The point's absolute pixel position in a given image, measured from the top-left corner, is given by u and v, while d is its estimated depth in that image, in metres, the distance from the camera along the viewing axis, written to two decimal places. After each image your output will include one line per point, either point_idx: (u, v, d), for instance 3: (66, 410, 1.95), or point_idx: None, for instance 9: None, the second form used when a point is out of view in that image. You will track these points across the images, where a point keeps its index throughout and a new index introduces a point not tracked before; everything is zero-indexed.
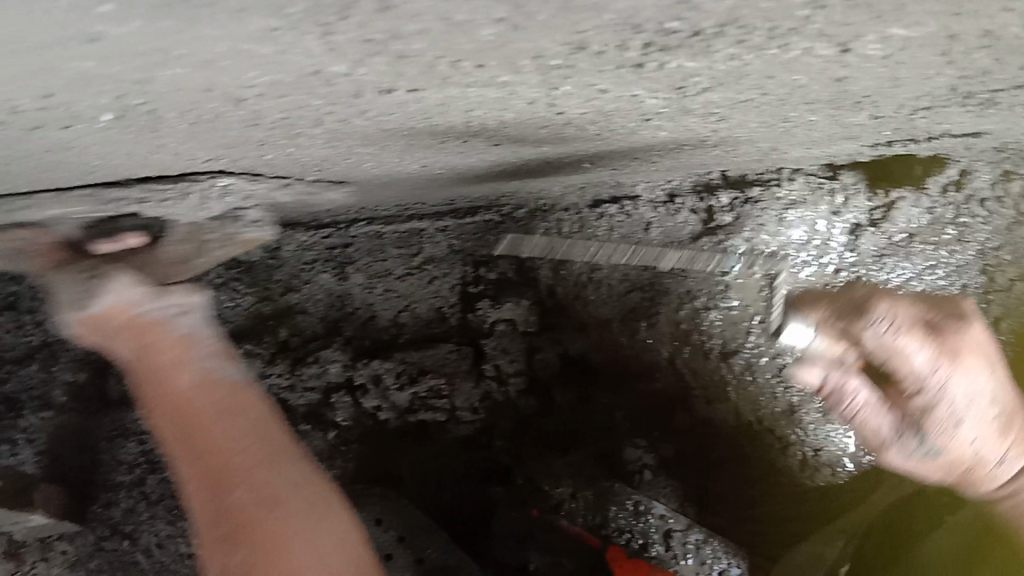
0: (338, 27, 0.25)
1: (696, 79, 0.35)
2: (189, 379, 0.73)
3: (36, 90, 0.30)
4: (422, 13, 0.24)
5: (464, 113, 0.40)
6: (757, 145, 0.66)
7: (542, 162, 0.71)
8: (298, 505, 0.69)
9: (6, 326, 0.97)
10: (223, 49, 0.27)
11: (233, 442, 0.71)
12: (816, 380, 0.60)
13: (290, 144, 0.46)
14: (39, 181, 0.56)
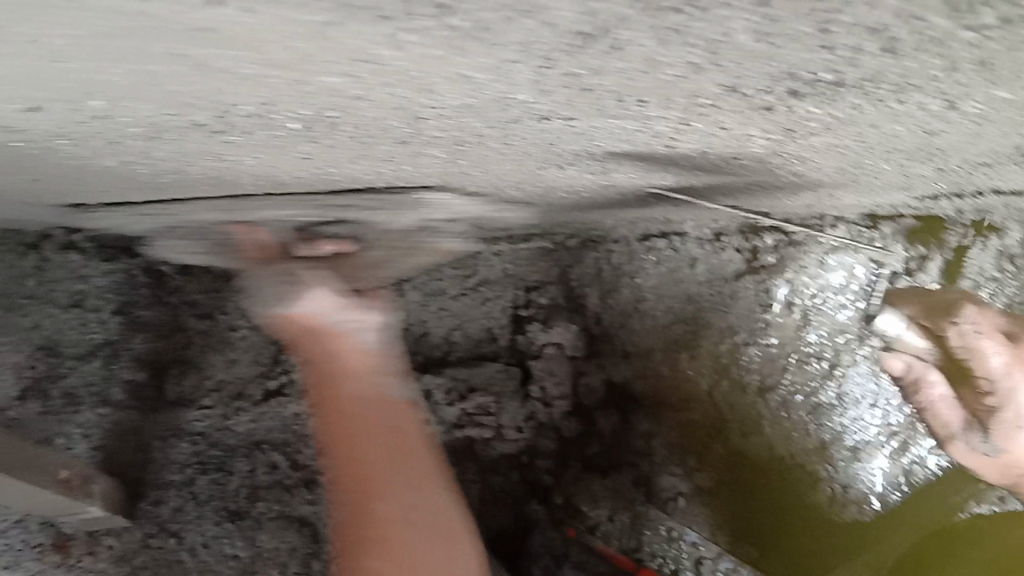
0: (550, 75, 0.29)
1: (811, 124, 0.39)
2: (369, 386, 0.71)
3: (256, 103, 0.33)
4: (626, 67, 0.28)
5: (585, 142, 0.45)
6: (819, 189, 0.72)
7: (614, 196, 0.76)
8: (427, 530, 0.64)
9: (70, 322, 0.98)
10: (445, 86, 0.31)
11: (392, 459, 0.66)
12: (902, 367, 0.76)
13: (414, 160, 0.51)
14: (152, 184, 0.59)
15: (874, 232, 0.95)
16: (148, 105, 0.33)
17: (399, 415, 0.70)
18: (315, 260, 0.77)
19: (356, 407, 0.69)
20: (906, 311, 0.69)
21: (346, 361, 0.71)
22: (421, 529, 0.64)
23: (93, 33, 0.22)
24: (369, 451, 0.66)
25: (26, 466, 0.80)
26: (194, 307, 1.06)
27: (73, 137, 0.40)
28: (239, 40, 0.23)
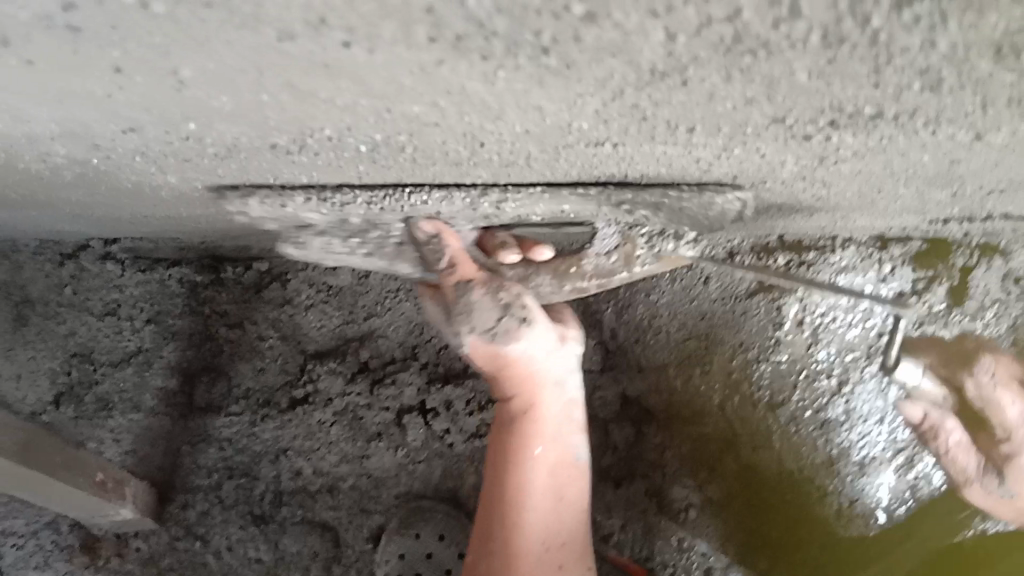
0: (613, 107, 0.32)
1: (842, 151, 0.42)
2: (549, 426, 0.74)
3: (330, 132, 0.36)
4: (684, 100, 0.31)
5: (625, 167, 0.47)
6: (838, 212, 0.74)
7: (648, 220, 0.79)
8: (557, 548, 0.73)
9: (106, 330, 1.02)
10: (513, 116, 0.33)
11: (547, 487, 0.73)
12: (919, 414, 0.75)
13: (456, 182, 0.54)
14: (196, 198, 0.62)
15: (883, 254, 0.99)
16: (239, 128, 0.35)
17: (565, 454, 0.75)
18: (520, 281, 0.70)
19: (558, 451, 0.74)
20: (924, 360, 0.71)
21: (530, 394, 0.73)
22: (547, 534, 0.72)
23: (242, 61, 0.27)
24: (531, 472, 0.73)
25: (65, 462, 0.86)
26: (224, 316, 1.05)
27: (151, 155, 0.43)
28: (356, 71, 0.27)
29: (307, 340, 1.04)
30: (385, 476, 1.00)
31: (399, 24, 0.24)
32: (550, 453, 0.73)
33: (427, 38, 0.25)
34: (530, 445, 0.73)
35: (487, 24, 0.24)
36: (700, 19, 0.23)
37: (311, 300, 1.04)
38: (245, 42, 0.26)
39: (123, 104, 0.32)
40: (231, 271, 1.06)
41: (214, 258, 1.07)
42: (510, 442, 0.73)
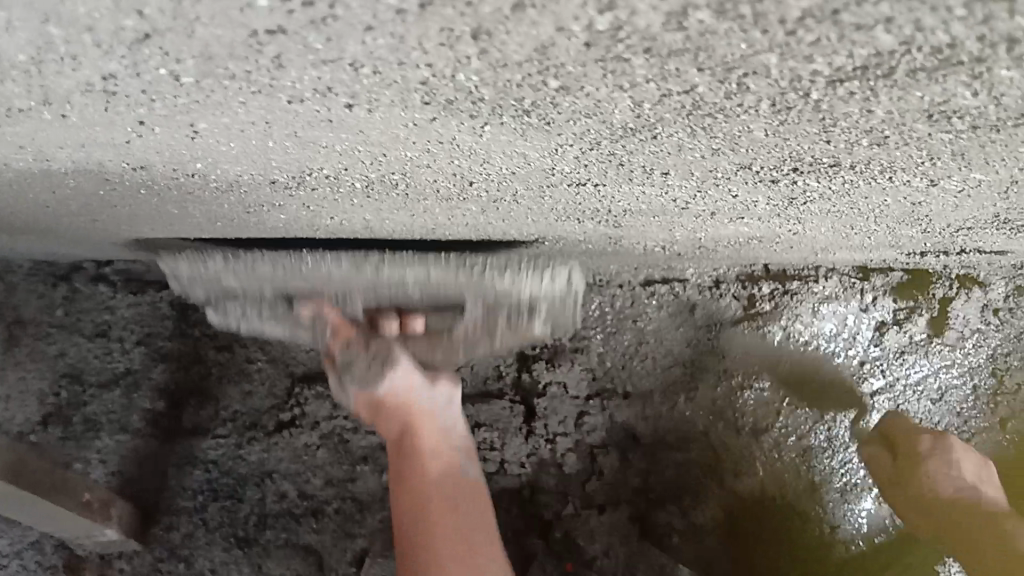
0: (592, 154, 0.34)
1: (809, 194, 0.45)
2: (439, 443, 0.80)
3: (327, 171, 0.38)
4: (660, 150, 0.33)
5: (608, 203, 0.50)
6: (813, 245, 0.78)
7: (637, 248, 0.82)
8: (483, 539, 0.75)
9: (95, 351, 1.03)
10: (498, 159, 0.36)
11: (452, 490, 0.76)
12: None
13: (447, 213, 0.57)
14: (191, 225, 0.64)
15: (865, 283, 1.10)
16: (242, 167, 0.38)
17: (459, 467, 0.79)
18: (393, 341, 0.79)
19: (453, 467, 0.79)
20: None
21: (416, 416, 0.79)
22: (467, 527, 0.75)
23: (261, 117, 0.30)
24: (430, 480, 0.76)
25: (49, 487, 0.87)
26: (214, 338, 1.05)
27: (155, 188, 0.45)
28: (356, 125, 0.30)
29: (296, 364, 1.05)
30: (370, 500, 1.03)
31: (397, 92, 0.28)
32: (446, 465, 0.78)
33: (421, 103, 0.28)
34: (424, 458, 0.77)
35: (474, 92, 0.27)
36: (660, 91, 0.26)
37: None
38: (257, 104, 0.29)
39: (137, 148, 0.34)
40: None
41: None
42: (404, 464, 0.77)
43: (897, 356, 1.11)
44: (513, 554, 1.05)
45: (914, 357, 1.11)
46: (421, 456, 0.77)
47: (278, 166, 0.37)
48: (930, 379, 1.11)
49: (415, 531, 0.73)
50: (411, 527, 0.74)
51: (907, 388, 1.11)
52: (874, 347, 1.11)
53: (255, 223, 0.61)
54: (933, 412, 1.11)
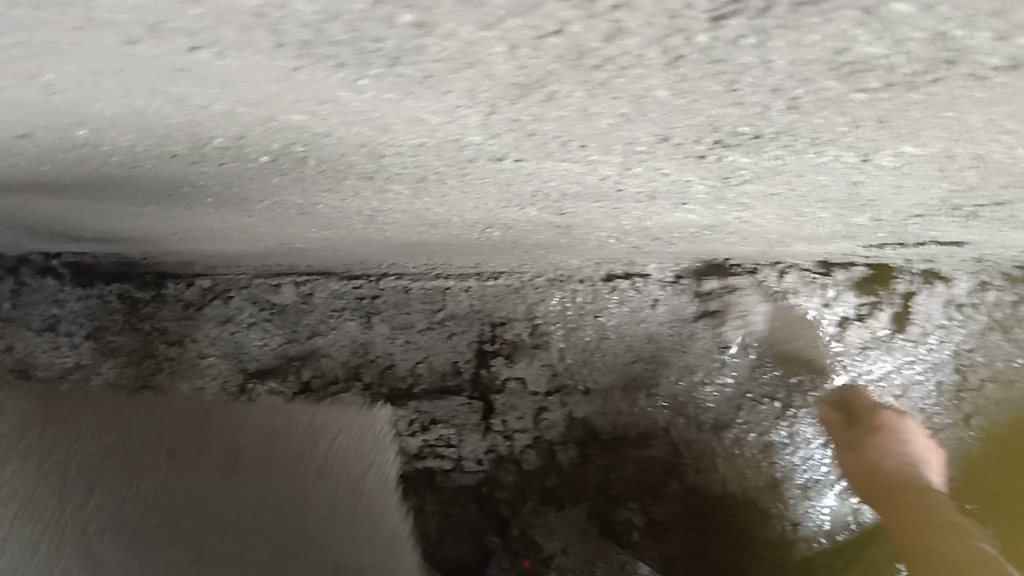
0: (493, 119, 0.32)
1: (742, 172, 0.43)
2: None
3: (223, 138, 0.36)
4: (565, 116, 0.31)
5: (540, 183, 0.48)
6: (767, 236, 0.76)
7: (588, 239, 0.80)
8: None
9: (42, 346, 0.99)
10: (399, 124, 0.33)
11: None
12: None
13: (377, 195, 0.54)
14: (106, 207, 0.60)
15: (827, 279, 1.07)
16: (129, 134, 0.35)
17: None
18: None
19: None
20: None
21: None
22: None
23: (106, 65, 0.27)
24: None
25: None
26: (166, 334, 1.01)
27: (52, 160, 0.42)
28: (218, 77, 0.27)
29: (249, 358, 1.02)
30: None
31: (242, 30, 0.24)
32: None
33: (275, 46, 0.25)
34: None
35: (324, 31, 0.24)
36: (534, 32, 0.23)
37: (253, 318, 1.03)
38: (93, 48, 0.26)
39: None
40: (175, 286, 1.02)
41: (157, 273, 1.02)
42: None
43: (860, 352, 1.11)
44: (470, 552, 1.07)
45: (876, 352, 1.11)
46: None
47: (169, 130, 0.34)
48: (892, 377, 1.12)
49: None
50: None
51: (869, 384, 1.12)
52: (837, 343, 1.10)
53: (177, 202, 0.57)
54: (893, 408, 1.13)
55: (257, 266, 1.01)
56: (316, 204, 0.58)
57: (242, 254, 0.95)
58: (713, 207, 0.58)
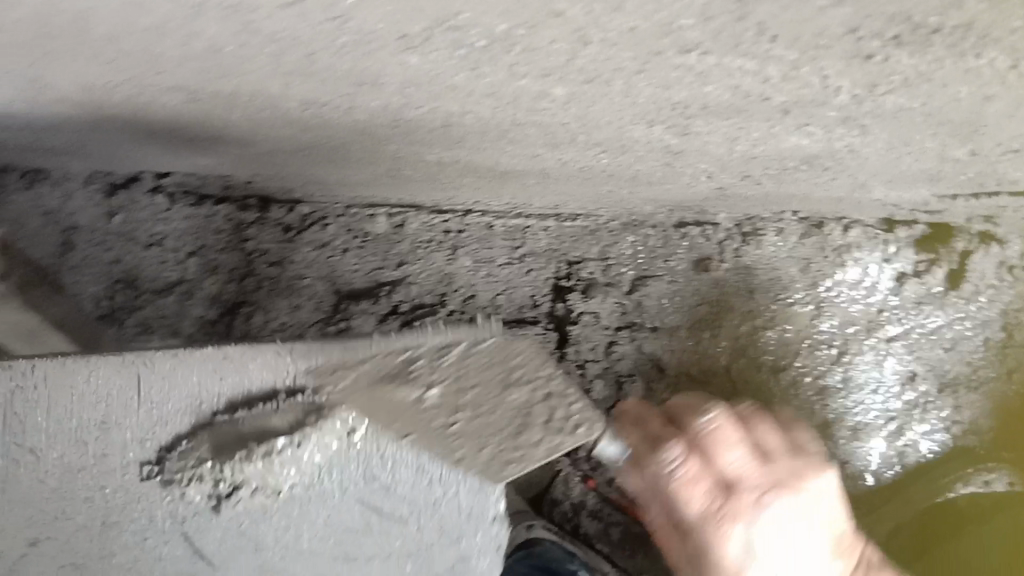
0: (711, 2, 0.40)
1: (893, 77, 0.50)
2: None
3: (463, 16, 0.43)
4: None
5: (696, 86, 0.53)
6: (854, 175, 0.82)
7: (683, 176, 0.86)
8: None
9: (152, 259, 1.07)
10: (628, 8, 0.41)
11: None
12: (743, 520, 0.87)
13: (532, 105, 0.61)
14: (274, 111, 0.68)
15: (890, 235, 1.14)
16: (389, 6, 0.43)
17: None
18: None
19: None
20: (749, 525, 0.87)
21: None
22: None
23: None
24: None
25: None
26: (266, 255, 1.09)
27: (285, 43, 0.49)
28: None
29: (342, 280, 1.10)
30: None
31: None
32: None
33: None
34: None
35: None
36: None
37: (348, 245, 1.11)
38: None
39: None
40: (277, 211, 1.10)
41: (261, 197, 1.09)
42: None
43: (914, 306, 1.16)
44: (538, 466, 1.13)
45: (930, 308, 1.16)
46: None
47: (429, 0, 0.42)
48: (944, 332, 1.16)
49: None
50: None
51: (922, 336, 1.16)
52: (894, 297, 1.16)
53: (342, 105, 0.65)
54: (944, 361, 1.16)
55: (355, 196, 1.08)
56: (473, 122, 0.68)
57: (345, 183, 1.03)
58: (832, 131, 0.64)
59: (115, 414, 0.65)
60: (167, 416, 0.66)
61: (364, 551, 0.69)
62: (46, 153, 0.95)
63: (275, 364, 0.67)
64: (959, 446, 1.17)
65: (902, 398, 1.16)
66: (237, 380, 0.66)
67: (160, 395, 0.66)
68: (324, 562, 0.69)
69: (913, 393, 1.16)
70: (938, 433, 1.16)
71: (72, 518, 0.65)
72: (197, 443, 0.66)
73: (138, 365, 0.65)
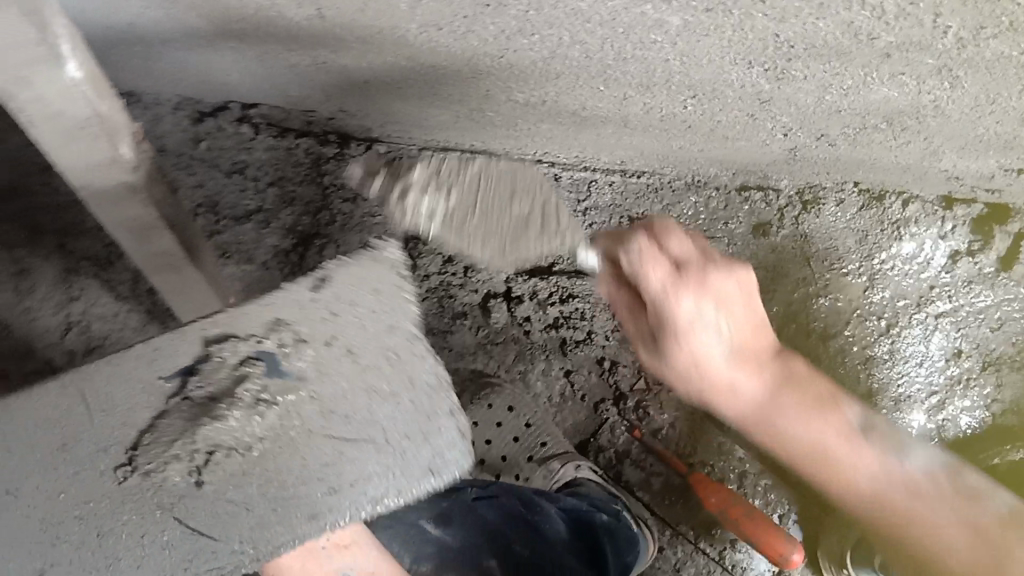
0: None
1: (1004, 16, 0.55)
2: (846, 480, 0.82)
3: None
4: None
5: (809, 20, 0.57)
6: (927, 136, 0.86)
7: (760, 131, 0.90)
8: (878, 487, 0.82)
9: (231, 187, 1.11)
10: None
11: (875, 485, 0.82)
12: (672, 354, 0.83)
13: (644, 38, 0.65)
14: (391, 32, 0.71)
15: (947, 212, 1.18)
16: None
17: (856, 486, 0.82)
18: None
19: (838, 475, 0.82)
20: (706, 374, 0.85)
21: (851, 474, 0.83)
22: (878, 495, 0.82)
23: None
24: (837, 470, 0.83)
25: (160, 269, 0.81)
26: (342, 190, 1.13)
27: None
28: None
29: None
30: (463, 352, 1.14)
31: None
32: None
33: None
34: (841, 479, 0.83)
35: None
36: None
37: None
38: None
39: None
40: (355, 148, 1.14)
41: (341, 135, 1.13)
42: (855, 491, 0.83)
43: (965, 285, 1.19)
44: (586, 415, 1.16)
45: (981, 287, 1.19)
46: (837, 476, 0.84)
47: None
48: (993, 310, 1.19)
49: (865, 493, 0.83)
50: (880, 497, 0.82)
51: (970, 314, 1.19)
52: (946, 275, 1.18)
53: (462, 28, 0.68)
54: (989, 340, 1.19)
55: (432, 139, 1.11)
56: (579, 56, 0.72)
57: (423, 124, 1.05)
58: (924, 79, 0.68)
59: (70, 431, 0.57)
60: (126, 416, 0.57)
61: (347, 478, 0.57)
62: (143, 77, 1.00)
63: (232, 321, 0.58)
64: (998, 424, 1.20)
65: (947, 373, 1.19)
66: (183, 363, 0.57)
67: (107, 403, 0.57)
68: (312, 499, 0.57)
69: (957, 368, 1.19)
70: (979, 410, 1.19)
71: (67, 540, 0.56)
72: (166, 428, 0.56)
73: (78, 382, 0.57)
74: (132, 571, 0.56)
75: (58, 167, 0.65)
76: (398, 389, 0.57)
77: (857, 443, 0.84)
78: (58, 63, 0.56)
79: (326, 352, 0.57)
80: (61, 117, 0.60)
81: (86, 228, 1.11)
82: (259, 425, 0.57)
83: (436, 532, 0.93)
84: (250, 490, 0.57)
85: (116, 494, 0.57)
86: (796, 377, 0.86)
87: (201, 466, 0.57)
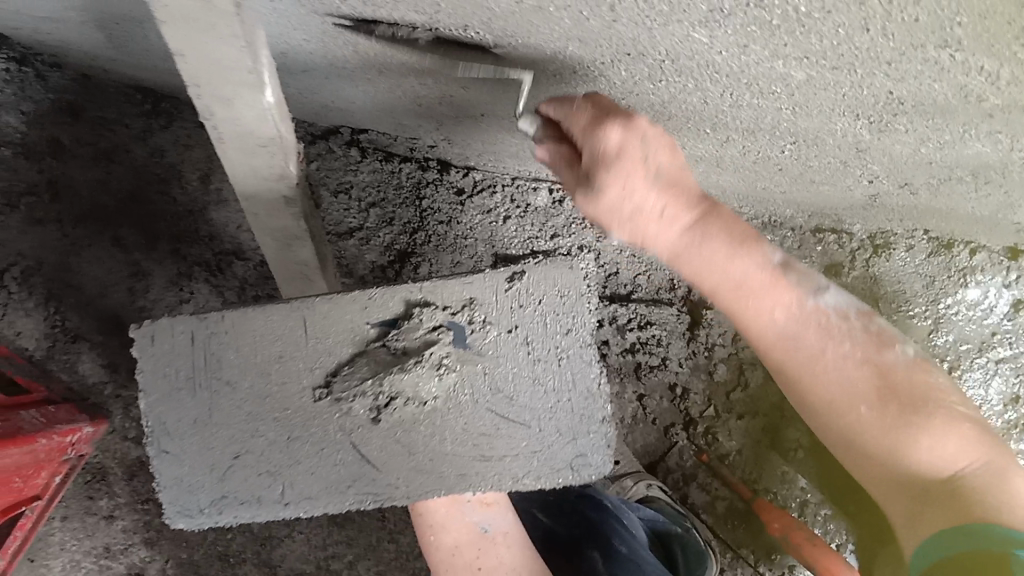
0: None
1: None
2: (854, 405, 0.80)
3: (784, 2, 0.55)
4: None
5: (926, 82, 0.64)
6: (1007, 189, 0.92)
7: (847, 178, 0.96)
8: (856, 395, 0.80)
9: (337, 204, 1.18)
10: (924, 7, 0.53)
11: (854, 393, 0.80)
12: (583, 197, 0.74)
13: (765, 90, 0.72)
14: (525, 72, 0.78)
15: (1012, 262, 1.23)
16: None
17: (865, 425, 0.79)
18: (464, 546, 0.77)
19: (836, 393, 0.80)
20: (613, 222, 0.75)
21: (837, 389, 0.80)
22: (889, 437, 0.78)
23: None
24: (828, 384, 0.81)
25: (291, 276, 0.88)
26: (438, 213, 1.20)
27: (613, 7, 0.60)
28: None
29: (501, 245, 1.21)
30: None
31: None
32: None
33: None
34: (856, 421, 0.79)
35: None
36: None
37: (510, 214, 1.22)
38: None
39: None
40: (453, 174, 1.21)
41: (442, 160, 1.21)
42: (831, 404, 0.81)
43: None
44: (657, 437, 1.22)
45: None
46: (829, 395, 0.81)
47: None
48: None
49: (875, 427, 0.79)
50: (874, 423, 0.79)
51: None
52: (1007, 321, 1.25)
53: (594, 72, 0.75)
54: None
55: (529, 171, 1.19)
56: (697, 101, 0.79)
57: (522, 156, 1.13)
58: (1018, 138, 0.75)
59: (287, 348, 0.70)
60: (333, 347, 0.71)
61: (497, 449, 0.73)
62: None
63: (436, 290, 0.71)
64: None
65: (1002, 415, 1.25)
66: (388, 316, 0.71)
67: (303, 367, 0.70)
68: (464, 460, 0.73)
69: (1014, 412, 1.27)
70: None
71: (263, 435, 0.71)
72: (361, 368, 0.71)
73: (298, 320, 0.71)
74: (305, 475, 0.72)
75: (233, 178, 0.73)
76: (563, 387, 0.73)
77: (794, 296, 0.82)
78: (259, 90, 0.63)
79: (503, 338, 0.72)
80: (249, 136, 0.67)
81: (198, 236, 1.19)
82: (433, 391, 0.71)
83: (544, 519, 1.02)
84: (421, 440, 0.72)
85: (309, 411, 0.71)
86: (723, 238, 0.79)
87: (382, 407, 0.71)
